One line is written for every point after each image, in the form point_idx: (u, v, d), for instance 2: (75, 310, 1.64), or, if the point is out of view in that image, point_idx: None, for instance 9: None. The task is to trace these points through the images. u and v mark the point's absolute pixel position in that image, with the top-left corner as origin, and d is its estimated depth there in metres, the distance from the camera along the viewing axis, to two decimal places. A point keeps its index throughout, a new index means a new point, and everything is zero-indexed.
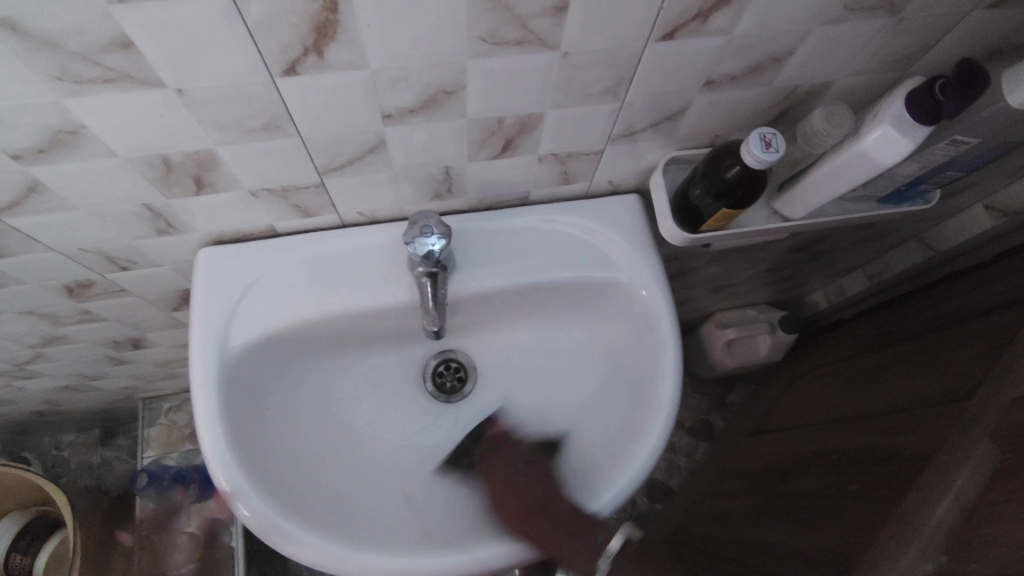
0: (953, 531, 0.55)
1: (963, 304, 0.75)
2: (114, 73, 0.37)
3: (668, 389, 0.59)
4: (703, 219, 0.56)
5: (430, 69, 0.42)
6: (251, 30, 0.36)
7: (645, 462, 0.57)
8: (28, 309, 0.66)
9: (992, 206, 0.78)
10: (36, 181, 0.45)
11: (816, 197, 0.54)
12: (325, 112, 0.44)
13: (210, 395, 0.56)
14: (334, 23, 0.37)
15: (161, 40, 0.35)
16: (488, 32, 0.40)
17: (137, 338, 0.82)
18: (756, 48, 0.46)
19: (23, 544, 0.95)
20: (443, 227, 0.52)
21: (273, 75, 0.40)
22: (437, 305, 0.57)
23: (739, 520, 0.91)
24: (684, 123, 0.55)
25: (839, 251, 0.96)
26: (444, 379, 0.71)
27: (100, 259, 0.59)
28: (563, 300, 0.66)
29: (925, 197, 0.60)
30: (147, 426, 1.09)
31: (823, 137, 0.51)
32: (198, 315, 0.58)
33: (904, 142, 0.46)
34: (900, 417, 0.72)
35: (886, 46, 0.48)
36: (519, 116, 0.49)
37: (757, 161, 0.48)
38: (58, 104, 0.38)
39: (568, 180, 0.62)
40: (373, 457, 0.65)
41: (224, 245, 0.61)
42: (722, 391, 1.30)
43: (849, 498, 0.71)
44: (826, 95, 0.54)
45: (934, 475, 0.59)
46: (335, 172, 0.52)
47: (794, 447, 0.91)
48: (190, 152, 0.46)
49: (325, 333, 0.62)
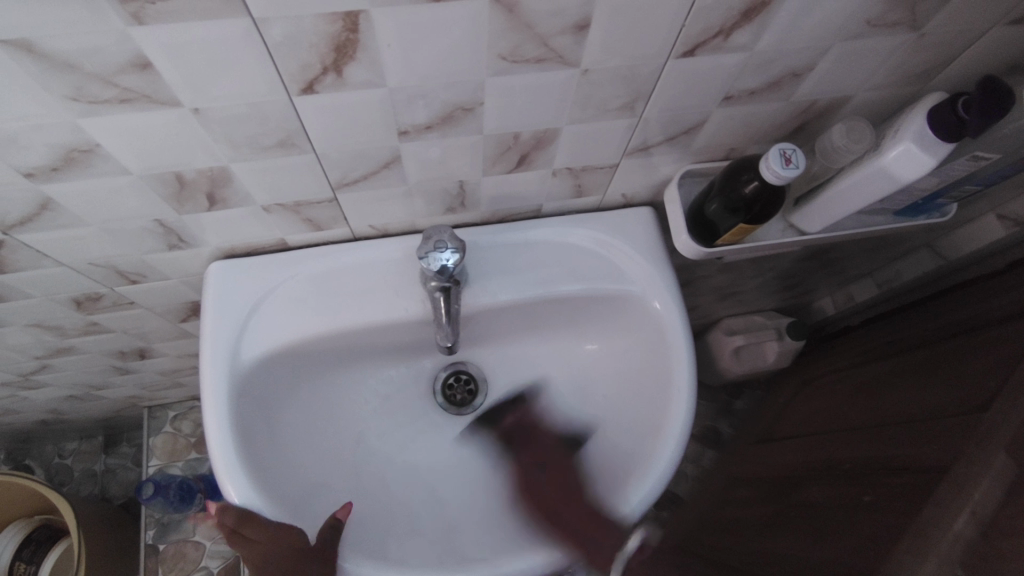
0: (972, 545, 0.54)
1: (977, 314, 0.74)
2: (132, 93, 0.37)
3: (682, 405, 0.58)
4: (719, 233, 0.55)
5: (448, 87, 0.42)
6: (271, 50, 0.35)
7: (661, 477, 0.57)
8: (35, 321, 0.65)
9: (1004, 215, 0.77)
10: (48, 199, 0.45)
11: (835, 211, 0.53)
12: (341, 129, 0.44)
13: (221, 411, 0.55)
14: (354, 43, 0.36)
15: (180, 60, 0.35)
16: (508, 50, 0.39)
17: (144, 348, 0.82)
18: (776, 63, 0.46)
19: (27, 552, 0.94)
20: (457, 242, 0.52)
21: (290, 94, 0.39)
22: (450, 319, 0.57)
23: (749, 531, 0.90)
24: (700, 137, 0.54)
25: (848, 258, 0.95)
26: (454, 392, 0.70)
27: (110, 273, 0.58)
28: (576, 312, 0.66)
29: (942, 210, 0.60)
30: (151, 435, 1.08)
31: (841, 153, 0.50)
32: (208, 330, 0.57)
33: (926, 159, 0.45)
34: (914, 428, 0.72)
35: (906, 61, 0.48)
36: (536, 131, 0.49)
37: (777, 177, 0.47)
38: (73, 124, 0.38)
39: (581, 193, 0.61)
40: (385, 471, 0.65)
41: (235, 258, 0.61)
42: (728, 398, 1.29)
43: (864, 512, 0.71)
44: (844, 109, 0.53)
45: (951, 487, 0.59)
46: (349, 187, 0.52)
47: (804, 456, 0.90)
48: (205, 169, 0.45)
49: (337, 346, 0.62)
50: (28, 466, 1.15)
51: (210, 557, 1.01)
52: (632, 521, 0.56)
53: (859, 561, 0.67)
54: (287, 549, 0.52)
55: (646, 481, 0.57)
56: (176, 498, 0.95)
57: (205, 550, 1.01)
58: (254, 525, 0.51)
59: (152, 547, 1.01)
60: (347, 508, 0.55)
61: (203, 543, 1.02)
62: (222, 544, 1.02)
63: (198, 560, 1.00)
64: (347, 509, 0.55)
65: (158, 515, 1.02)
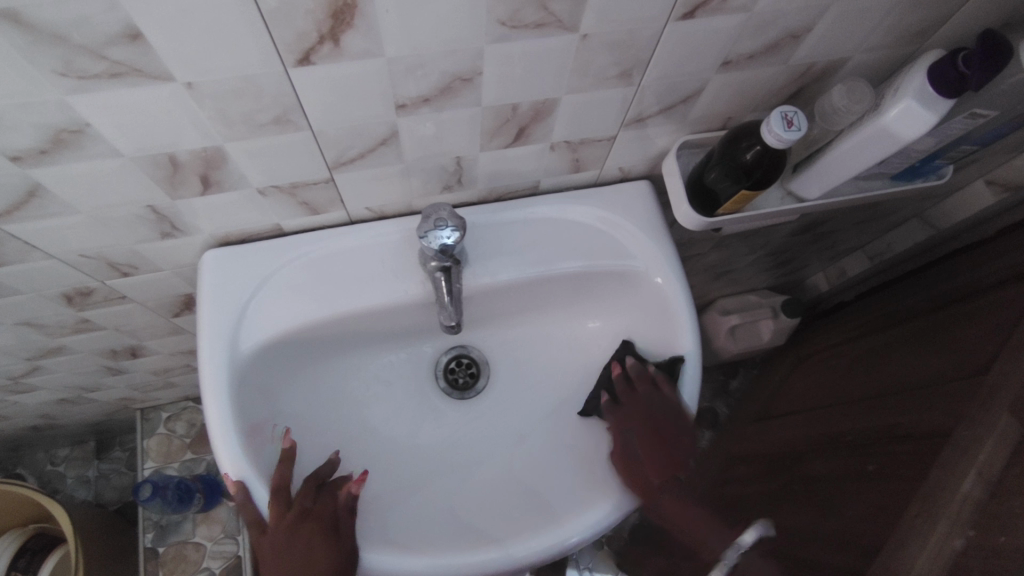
0: (980, 506, 0.55)
1: (971, 280, 0.75)
2: (122, 66, 0.36)
3: (687, 379, 0.58)
4: (720, 203, 0.55)
5: (447, 55, 0.41)
6: (266, 18, 0.35)
7: (668, 453, 0.57)
8: (24, 319, 0.64)
9: (993, 181, 0.77)
10: (36, 185, 0.43)
11: (834, 176, 0.53)
12: (338, 103, 0.43)
13: (224, 402, 0.54)
14: (351, 9, 0.35)
15: (169, 30, 0.34)
16: (508, 15, 0.39)
17: (136, 346, 0.80)
18: (774, 25, 0.45)
19: (23, 562, 0.92)
20: (457, 220, 0.51)
21: (285, 66, 0.38)
22: (453, 300, 0.56)
23: (751, 508, 0.90)
24: (698, 106, 0.54)
25: (840, 232, 0.96)
26: (456, 375, 0.70)
27: (101, 265, 0.57)
28: (578, 290, 0.65)
29: (939, 173, 0.60)
30: (145, 437, 1.06)
31: (842, 114, 0.50)
32: (205, 324, 0.56)
33: (926, 116, 0.45)
34: (914, 395, 0.72)
35: (902, 20, 0.48)
36: (535, 102, 0.48)
37: (779, 141, 0.47)
38: (61, 101, 0.37)
39: (579, 168, 0.61)
40: (391, 457, 0.64)
41: (230, 246, 0.59)
42: (724, 377, 1.30)
43: (867, 480, 0.71)
44: (841, 71, 0.53)
45: (957, 449, 0.59)
46: (346, 166, 0.51)
47: (803, 431, 0.91)
48: (197, 149, 0.44)
49: (336, 333, 0.61)
50: (20, 475, 1.12)
51: (212, 557, 0.99)
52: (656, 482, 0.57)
53: (866, 529, 0.67)
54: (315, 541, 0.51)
55: (662, 449, 0.57)
56: (174, 498, 0.93)
57: (206, 551, 0.99)
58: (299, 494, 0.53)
59: (152, 550, 0.99)
60: (361, 482, 0.54)
61: (204, 544, 1.00)
62: (223, 545, 1.00)
63: (200, 562, 0.99)
64: (362, 483, 0.54)
65: (157, 518, 1.00)
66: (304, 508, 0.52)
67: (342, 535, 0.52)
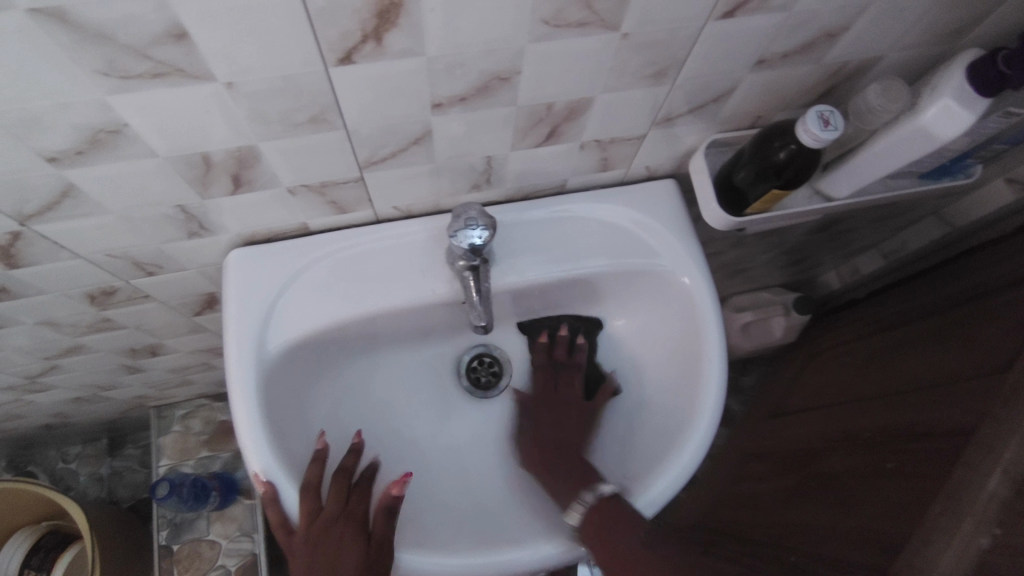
0: (1004, 506, 0.54)
1: (989, 277, 0.74)
2: (165, 67, 0.35)
3: (714, 378, 0.58)
4: (748, 202, 0.55)
5: (487, 55, 0.40)
6: (311, 17, 0.34)
7: (695, 454, 0.57)
8: (47, 318, 0.63)
9: (1013, 179, 0.77)
10: (69, 185, 0.43)
11: (866, 174, 0.53)
12: (374, 102, 0.42)
13: (251, 403, 0.54)
14: (397, 9, 0.35)
15: (215, 28, 0.33)
16: (552, 14, 0.38)
17: (155, 345, 0.79)
18: (812, 24, 0.45)
19: (37, 560, 0.91)
20: (487, 219, 0.50)
21: (327, 66, 0.38)
22: (482, 299, 0.55)
23: (767, 506, 0.91)
24: (729, 104, 0.54)
25: (856, 229, 0.95)
26: (478, 374, 0.69)
27: (126, 264, 0.56)
28: (602, 290, 0.65)
29: (967, 172, 0.60)
30: (158, 435, 1.06)
31: (877, 113, 0.49)
32: (231, 326, 0.56)
33: (964, 116, 0.45)
34: (934, 394, 0.72)
35: (939, 18, 0.47)
36: (570, 101, 0.48)
37: (815, 140, 0.47)
38: (100, 101, 0.36)
39: (606, 167, 0.61)
40: (417, 456, 0.64)
41: (255, 245, 0.59)
42: (735, 375, 1.30)
43: (886, 479, 0.71)
44: (874, 70, 0.53)
45: (981, 449, 0.58)
46: (377, 165, 0.50)
47: (819, 429, 0.91)
48: (231, 149, 0.44)
49: (360, 331, 0.60)
50: (31, 473, 1.12)
51: (227, 555, 0.98)
52: (683, 483, 0.57)
53: (885, 530, 0.67)
54: (346, 540, 0.51)
55: (690, 448, 0.57)
56: (190, 496, 0.92)
57: (221, 548, 0.99)
58: (333, 487, 0.53)
59: (166, 548, 0.98)
60: (400, 485, 0.52)
61: (219, 541, 0.99)
62: (239, 542, 0.99)
63: (215, 559, 0.98)
64: (402, 486, 0.52)
65: (171, 515, 1.00)
66: (337, 509, 0.52)
67: (372, 538, 0.51)
